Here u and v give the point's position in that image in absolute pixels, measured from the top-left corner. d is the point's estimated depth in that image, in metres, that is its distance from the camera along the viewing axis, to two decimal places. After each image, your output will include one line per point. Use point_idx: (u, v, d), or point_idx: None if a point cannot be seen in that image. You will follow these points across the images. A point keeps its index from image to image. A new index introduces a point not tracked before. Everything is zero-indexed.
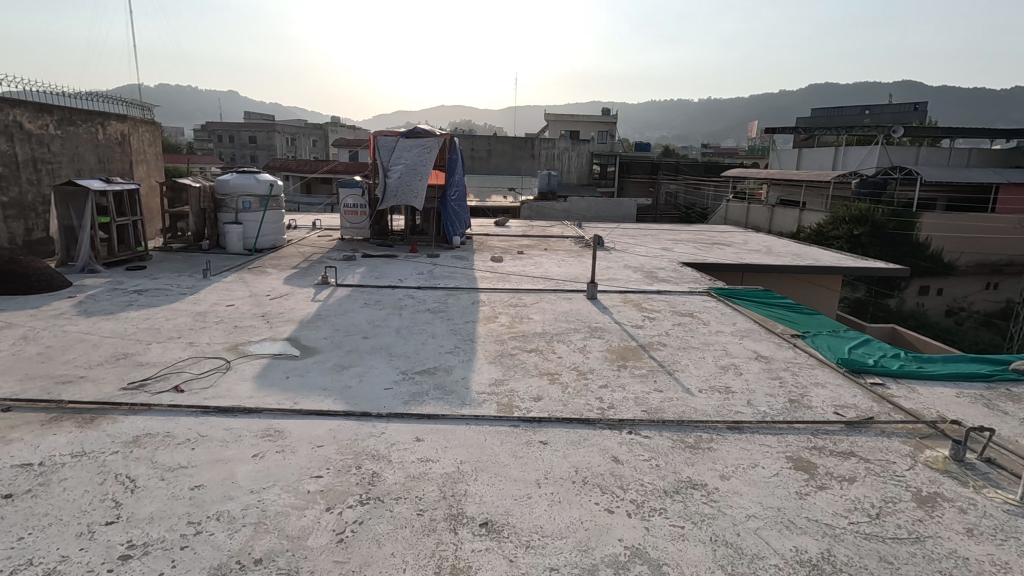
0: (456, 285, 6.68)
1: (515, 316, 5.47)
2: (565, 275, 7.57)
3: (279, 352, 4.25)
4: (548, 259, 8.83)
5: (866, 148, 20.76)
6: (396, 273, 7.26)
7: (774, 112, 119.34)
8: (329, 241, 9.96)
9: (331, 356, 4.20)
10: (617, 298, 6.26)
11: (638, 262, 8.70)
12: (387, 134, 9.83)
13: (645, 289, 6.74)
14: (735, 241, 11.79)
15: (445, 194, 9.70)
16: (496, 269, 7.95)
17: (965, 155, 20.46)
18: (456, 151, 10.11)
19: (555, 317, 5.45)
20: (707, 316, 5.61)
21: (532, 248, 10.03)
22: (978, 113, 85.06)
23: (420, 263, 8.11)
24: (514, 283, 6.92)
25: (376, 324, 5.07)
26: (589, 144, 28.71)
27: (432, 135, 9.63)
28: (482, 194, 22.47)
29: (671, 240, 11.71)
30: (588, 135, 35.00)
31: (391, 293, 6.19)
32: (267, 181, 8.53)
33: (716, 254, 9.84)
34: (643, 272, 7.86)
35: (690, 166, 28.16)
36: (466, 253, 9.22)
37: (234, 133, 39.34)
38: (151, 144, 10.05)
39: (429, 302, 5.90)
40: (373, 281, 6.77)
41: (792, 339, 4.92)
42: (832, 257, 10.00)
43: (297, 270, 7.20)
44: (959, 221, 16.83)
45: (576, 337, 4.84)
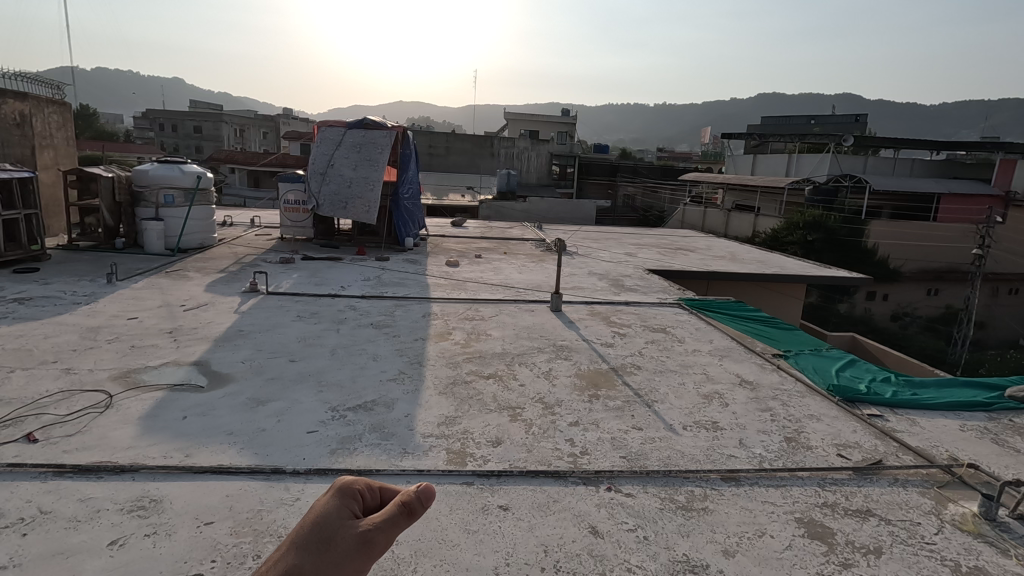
0: (405, 294, 5.99)
1: (472, 332, 4.83)
2: (526, 283, 6.99)
3: (182, 381, 3.48)
4: (508, 264, 8.25)
5: (818, 155, 21.12)
6: (339, 280, 6.51)
7: (726, 120, 122.99)
8: (267, 240, 9.05)
9: (248, 387, 3.48)
10: (583, 310, 5.71)
11: (602, 269, 8.23)
12: (333, 124, 9.05)
13: (612, 299, 6.23)
14: (697, 246, 11.53)
15: (398, 191, 8.97)
16: (451, 275, 7.29)
17: (908, 165, 21.14)
18: (411, 145, 9.35)
19: (516, 334, 4.85)
20: (681, 332, 5.12)
21: (491, 251, 9.42)
22: (912, 127, 90.04)
23: (368, 268, 7.37)
24: (470, 292, 6.29)
25: (309, 343, 4.34)
26: (549, 144, 28.34)
27: (384, 128, 8.89)
28: (439, 192, 21.69)
29: (634, 245, 11.33)
30: (548, 135, 34.64)
31: (330, 303, 5.44)
32: (194, 173, 7.58)
33: (681, 261, 9.51)
34: (608, 280, 7.38)
35: (648, 167, 28.19)
36: (418, 256, 8.51)
37: (177, 121, 37.10)
38: (61, 127, 8.86)
39: (373, 314, 5.20)
40: (312, 289, 6.00)
41: (775, 360, 4.50)
42: (796, 265, 9.82)
43: (223, 275, 6.34)
44: (905, 230, 17.37)
45: (540, 359, 4.25)
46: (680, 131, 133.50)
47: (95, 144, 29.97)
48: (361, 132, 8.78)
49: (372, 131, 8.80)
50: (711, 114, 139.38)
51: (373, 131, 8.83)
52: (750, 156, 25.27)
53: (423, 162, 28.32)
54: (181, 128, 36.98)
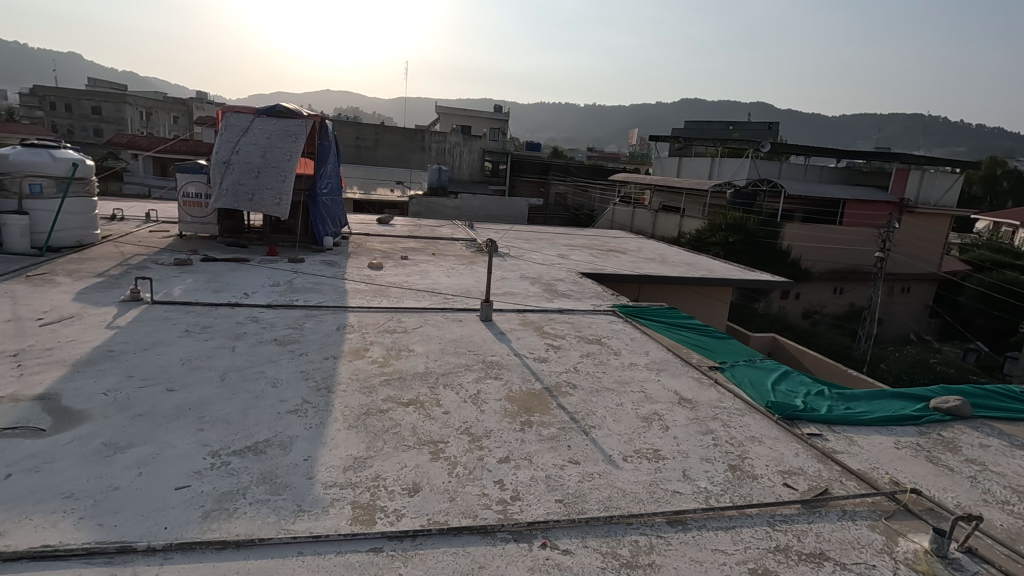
0: (318, 302, 5.39)
1: (392, 348, 4.34)
2: (455, 288, 6.55)
3: (15, 423, 2.77)
4: (435, 266, 7.79)
5: (738, 160, 22.02)
6: (243, 285, 5.79)
7: (651, 123, 127.42)
8: (163, 238, 8.04)
9: (107, 428, 2.83)
10: (515, 319, 5.35)
11: (535, 272, 7.94)
12: (239, 111, 8.22)
13: (545, 307, 5.92)
14: (628, 248, 11.54)
15: (315, 186, 8.28)
16: (373, 278, 6.73)
17: (818, 172, 22.50)
18: (330, 136, 8.70)
19: (441, 348, 4.40)
20: (617, 343, 4.88)
21: (418, 252, 8.90)
22: (817, 136, 97.09)
23: (278, 271, 6.66)
24: (393, 299, 5.78)
25: (195, 366, 3.69)
26: (481, 140, 27.78)
27: (299, 117, 8.19)
28: (366, 186, 20.68)
29: (566, 246, 11.15)
30: (480, 131, 34.11)
31: (227, 314, 4.76)
32: (69, 160, 6.54)
33: (613, 263, 9.41)
34: (541, 285, 7.08)
35: (579, 166, 28.40)
36: (338, 257, 7.85)
37: (71, 101, 33.37)
38: None
39: (279, 327, 4.58)
40: (208, 297, 5.26)
41: (712, 373, 4.34)
42: (723, 268, 9.99)
43: (100, 281, 5.45)
44: (815, 233, 18.44)
45: (467, 379, 3.83)
46: (609, 132, 137.03)
47: None
48: (271, 119, 8.08)
49: (285, 121, 8.08)
50: (638, 116, 144.06)
51: (286, 121, 8.11)
52: (676, 158, 25.99)
53: (350, 154, 27.03)
54: (77, 107, 33.26)
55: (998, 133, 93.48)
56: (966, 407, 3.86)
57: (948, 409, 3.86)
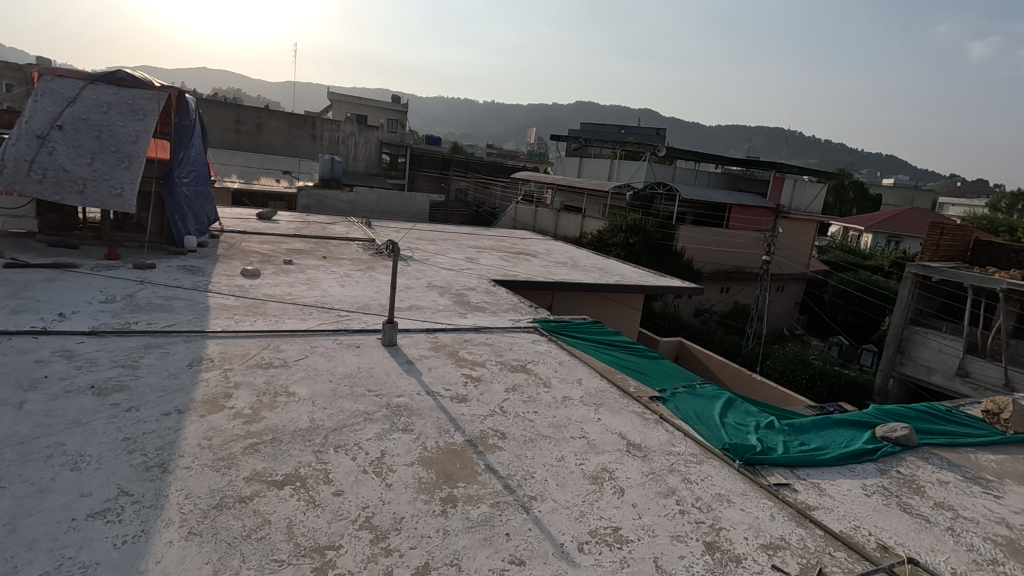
0: (168, 326, 4.17)
1: (264, 391, 3.30)
2: (348, 302, 5.53)
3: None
4: (326, 273, 6.68)
5: (636, 163, 22.55)
6: (60, 302, 4.38)
7: (549, 124, 130.16)
8: None
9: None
10: (425, 342, 4.49)
11: (443, 279, 7.10)
12: (65, 74, 6.49)
13: (458, 324, 5.11)
14: (537, 250, 11.06)
15: (172, 175, 6.81)
16: (246, 290, 5.52)
17: (706, 177, 23.71)
18: (191, 113, 7.24)
19: (332, 389, 3.44)
20: (545, 370, 4.20)
21: (304, 254, 7.68)
22: (698, 143, 104.38)
23: (116, 280, 5.23)
24: (269, 319, 4.66)
25: None
26: (378, 131, 26.07)
27: (150, 89, 6.66)
28: (247, 175, 18.46)
29: (473, 248, 10.43)
30: (376, 122, 32.23)
31: (24, 349, 3.43)
32: None
33: (526, 268, 8.82)
34: (452, 295, 6.27)
35: (480, 161, 27.79)
36: (202, 261, 6.47)
37: None
38: None
39: (102, 365, 3.36)
40: (0, 323, 3.84)
41: (654, 405, 3.81)
42: (634, 273, 9.79)
43: None
44: (706, 236, 19.30)
45: (366, 435, 2.94)
46: (508, 129, 138.24)
47: None
48: (109, 89, 6.52)
49: (131, 93, 6.54)
50: (535, 116, 146.65)
51: (132, 92, 6.55)
52: (576, 158, 26.17)
53: (227, 138, 24.09)
54: None
55: (841, 149, 106.71)
56: (913, 436, 3.63)
57: (897, 439, 3.60)
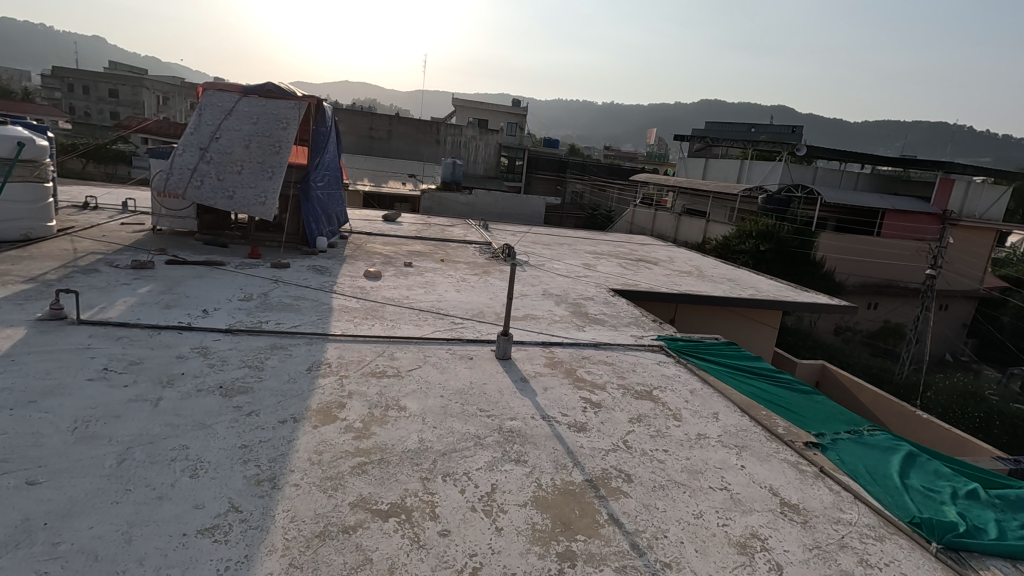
0: (294, 326, 4.28)
1: (376, 403, 3.19)
2: (463, 308, 5.41)
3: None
4: (443, 277, 6.66)
5: (770, 164, 20.66)
6: (204, 299, 4.71)
7: (670, 124, 125.36)
8: (133, 233, 7.01)
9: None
10: (540, 357, 4.20)
11: (560, 287, 6.79)
12: (223, 88, 7.10)
13: (575, 338, 4.76)
14: (658, 257, 10.38)
15: (308, 179, 7.19)
16: (368, 291, 5.62)
17: (854, 179, 21.12)
18: (327, 121, 7.61)
19: (444, 407, 3.24)
20: (675, 399, 3.71)
21: (423, 257, 7.78)
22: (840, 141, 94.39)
23: (254, 279, 5.55)
24: (386, 323, 4.64)
25: (91, 432, 2.58)
26: (497, 134, 26.47)
27: (292, 99, 7.08)
28: (377, 179, 19.60)
29: (591, 253, 10.01)
30: (497, 126, 32.87)
31: (168, 345, 3.65)
32: (15, 137, 5.58)
33: (647, 277, 8.24)
34: (568, 305, 5.93)
35: (598, 163, 27.19)
36: (331, 262, 6.75)
37: (89, 83, 32.50)
38: None
39: (232, 364, 3.47)
40: (154, 316, 4.18)
41: (811, 454, 3.17)
42: (770, 286, 8.77)
43: (22, 290, 4.37)
44: (850, 244, 16.95)
45: (476, 463, 2.68)
46: (626, 130, 135.14)
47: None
48: (258, 101, 7.01)
49: (276, 102, 6.97)
50: (656, 115, 141.81)
51: (276, 103, 6.98)
52: (701, 159, 24.62)
53: (360, 144, 25.85)
54: (93, 90, 32.31)
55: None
56: None
57: None
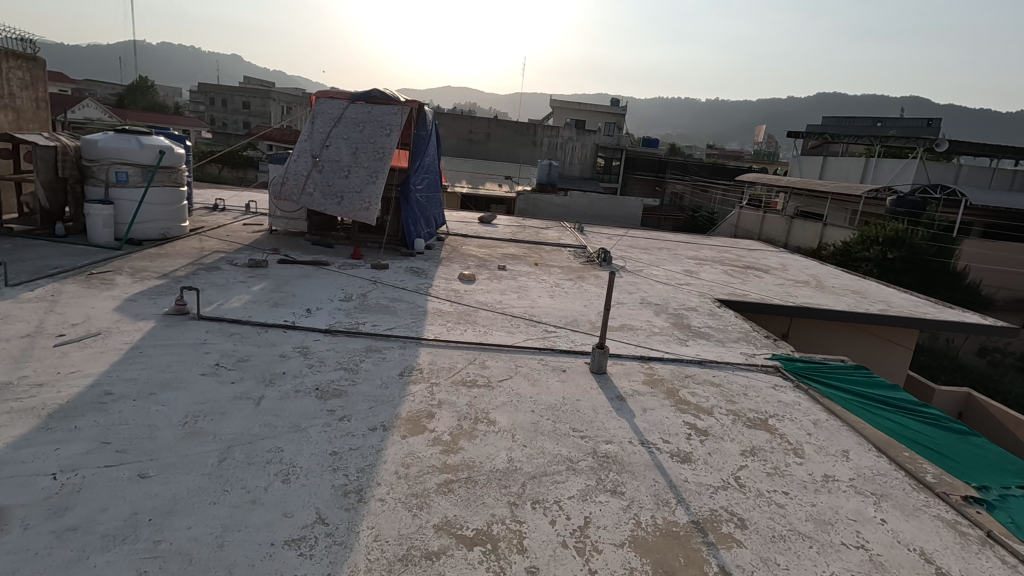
0: (389, 329, 4.32)
1: (466, 415, 3.08)
2: (557, 315, 5.21)
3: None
4: (537, 282, 6.50)
5: (902, 162, 18.48)
6: (308, 299, 4.90)
7: (781, 121, 117.03)
8: (253, 233, 7.54)
9: (2, 560, 1.79)
10: (639, 373, 3.90)
11: (660, 295, 6.39)
12: (333, 95, 7.43)
13: (677, 353, 4.40)
14: (769, 265, 9.55)
15: (408, 183, 7.37)
16: (461, 295, 5.60)
17: (1008, 178, 18.32)
18: (428, 125, 7.74)
19: (536, 423, 3.06)
20: (795, 432, 3.26)
21: (517, 260, 7.69)
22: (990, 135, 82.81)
23: (355, 280, 5.72)
24: (478, 328, 4.56)
25: (199, 428, 2.68)
26: (594, 135, 26.00)
27: (396, 104, 7.25)
28: (474, 181, 19.94)
29: (693, 259, 9.41)
30: (594, 126, 32.33)
31: (273, 343, 3.80)
32: (156, 147, 6.22)
33: (757, 287, 7.56)
34: (670, 316, 5.54)
35: (701, 164, 25.78)
36: (427, 264, 6.83)
37: (226, 96, 36.18)
38: (24, 85, 7.63)
39: (330, 366, 3.53)
40: (264, 314, 4.39)
41: (973, 512, 2.62)
42: (905, 300, 7.72)
43: (155, 285, 4.79)
44: (1003, 253, 14.46)
45: (568, 492, 2.47)
46: (732, 127, 127.85)
47: (142, 114, 28.89)
48: (365, 107, 7.20)
49: (380, 108, 7.17)
50: (766, 111, 132.97)
51: (380, 108, 7.19)
52: (819, 157, 22.56)
53: (460, 147, 26.51)
54: (230, 102, 35.88)
55: None
56: None
57: None
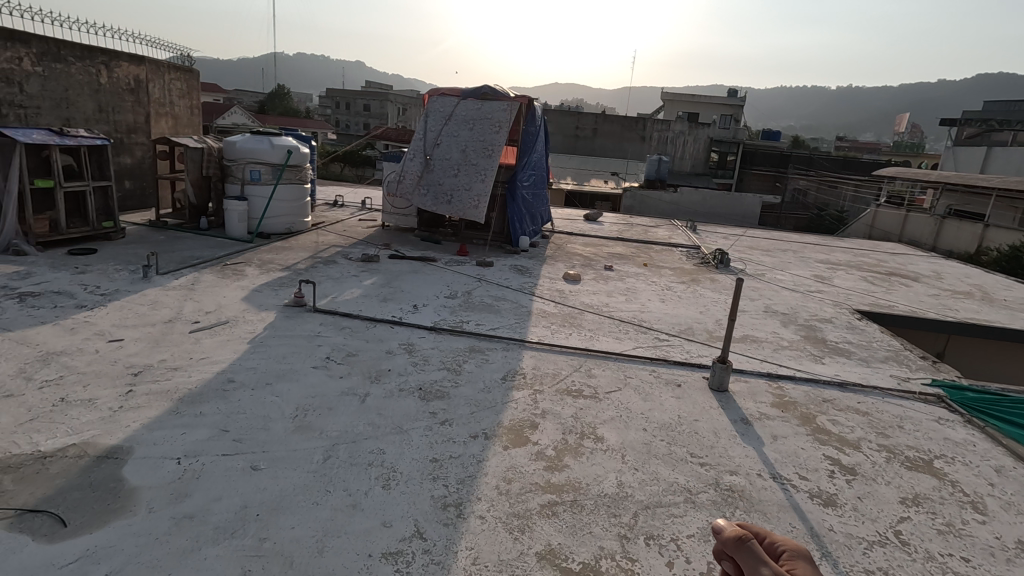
0: (492, 329, 4.22)
1: (571, 428, 2.87)
2: (669, 321, 4.83)
3: (37, 505, 1.99)
4: (646, 284, 6.12)
5: None
6: (415, 294, 4.95)
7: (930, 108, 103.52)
8: (367, 228, 7.88)
9: (127, 541, 1.87)
10: (767, 393, 3.46)
11: (787, 303, 5.75)
12: (445, 93, 7.51)
13: (812, 372, 3.87)
14: (918, 272, 8.32)
15: (515, 179, 7.30)
16: (567, 296, 5.39)
17: None
18: (537, 120, 7.59)
19: (648, 444, 2.78)
20: (973, 481, 2.68)
21: (625, 260, 7.32)
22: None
23: (461, 277, 5.72)
24: (583, 333, 4.33)
25: (308, 422, 2.72)
26: (709, 128, 24.53)
27: (506, 100, 7.18)
28: (580, 177, 19.62)
29: (824, 263, 8.44)
30: (709, 119, 30.53)
31: (381, 339, 3.84)
32: (285, 147, 6.66)
33: (905, 297, 6.58)
34: (800, 327, 4.94)
35: (831, 156, 23.36)
36: (532, 262, 6.70)
37: (350, 100, 38.80)
38: (182, 94, 8.56)
39: (433, 365, 3.49)
40: (373, 309, 4.48)
41: None
42: None
43: (279, 278, 5.10)
44: None
45: (686, 530, 2.17)
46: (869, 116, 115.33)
47: (278, 118, 31.76)
48: (475, 104, 7.20)
49: (490, 104, 7.14)
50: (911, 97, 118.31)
51: (490, 104, 7.15)
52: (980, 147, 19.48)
53: (566, 144, 26.30)
54: (353, 105, 38.44)
55: None
56: None
57: None
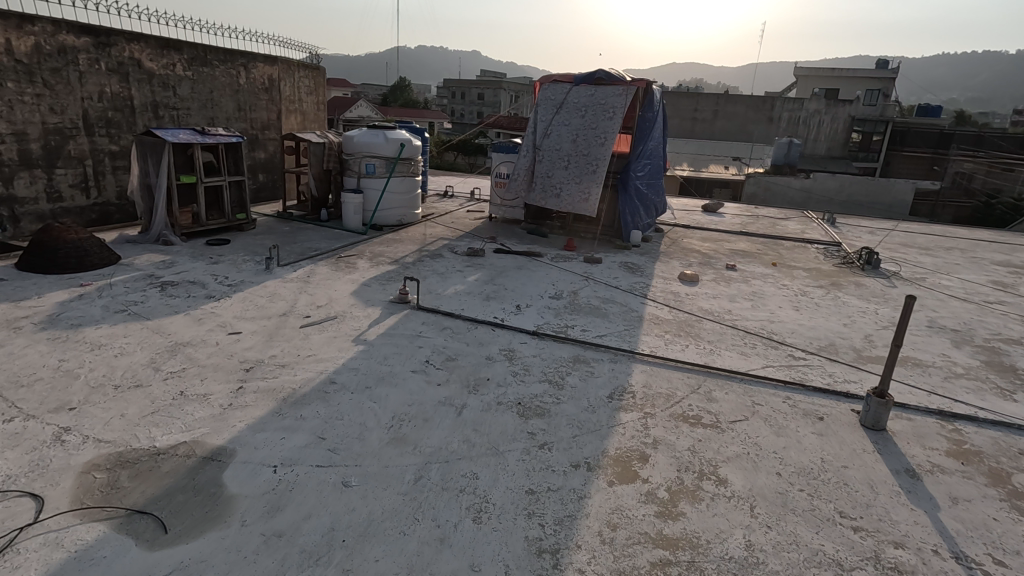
0: (599, 336, 3.90)
1: (688, 465, 2.49)
2: (806, 334, 4.19)
3: (145, 506, 2.04)
4: (776, 287, 5.42)
5: None
6: (519, 293, 4.75)
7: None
8: (475, 220, 7.85)
9: (218, 556, 1.84)
10: (938, 437, 2.81)
11: (957, 317, 4.78)
12: (557, 78, 7.16)
13: (1000, 412, 3.11)
14: None
15: (629, 170, 6.82)
16: (683, 299, 4.90)
17: None
18: (655, 104, 6.99)
19: (785, 495, 2.32)
20: None
21: (750, 258, 6.58)
22: None
23: (567, 274, 5.43)
24: (703, 345, 3.85)
25: (402, 434, 2.60)
26: (853, 105, 21.76)
27: (621, 84, 6.67)
28: (697, 163, 18.37)
29: (1005, 266, 7.01)
30: (851, 95, 27.16)
31: (481, 342, 3.68)
32: (397, 140, 6.77)
33: None
34: (977, 349, 4.05)
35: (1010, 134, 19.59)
36: (643, 259, 6.23)
37: (465, 89, 39.64)
38: (310, 91, 9.07)
39: (535, 375, 3.25)
40: (474, 307, 4.35)
41: None
42: None
43: (387, 271, 5.15)
44: None
45: None
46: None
47: (398, 110, 33.25)
48: (589, 89, 6.74)
49: (604, 89, 6.67)
50: None
51: (604, 89, 6.67)
52: None
53: (684, 128, 24.87)
54: (468, 94, 39.22)
55: None
56: None
57: None
